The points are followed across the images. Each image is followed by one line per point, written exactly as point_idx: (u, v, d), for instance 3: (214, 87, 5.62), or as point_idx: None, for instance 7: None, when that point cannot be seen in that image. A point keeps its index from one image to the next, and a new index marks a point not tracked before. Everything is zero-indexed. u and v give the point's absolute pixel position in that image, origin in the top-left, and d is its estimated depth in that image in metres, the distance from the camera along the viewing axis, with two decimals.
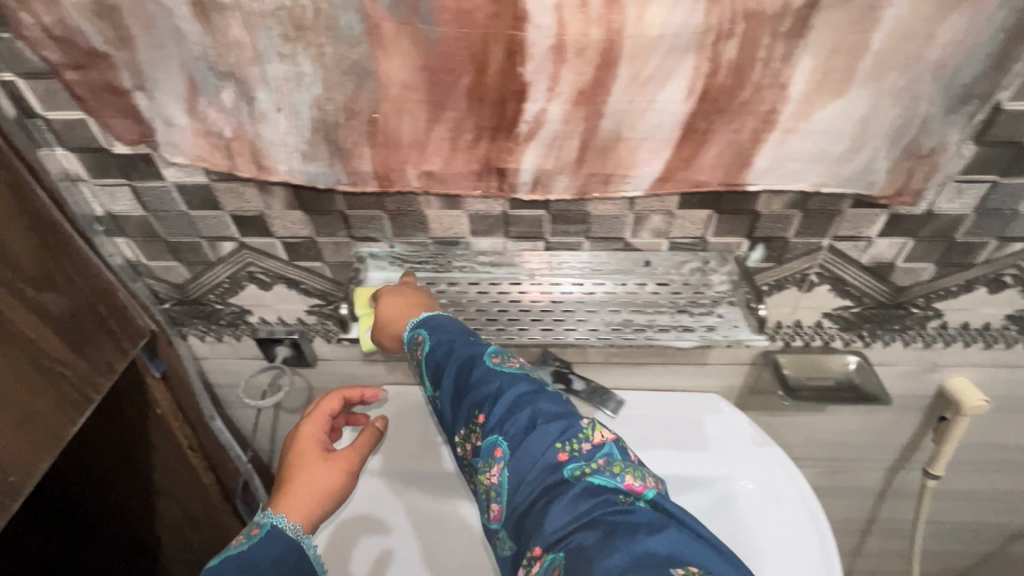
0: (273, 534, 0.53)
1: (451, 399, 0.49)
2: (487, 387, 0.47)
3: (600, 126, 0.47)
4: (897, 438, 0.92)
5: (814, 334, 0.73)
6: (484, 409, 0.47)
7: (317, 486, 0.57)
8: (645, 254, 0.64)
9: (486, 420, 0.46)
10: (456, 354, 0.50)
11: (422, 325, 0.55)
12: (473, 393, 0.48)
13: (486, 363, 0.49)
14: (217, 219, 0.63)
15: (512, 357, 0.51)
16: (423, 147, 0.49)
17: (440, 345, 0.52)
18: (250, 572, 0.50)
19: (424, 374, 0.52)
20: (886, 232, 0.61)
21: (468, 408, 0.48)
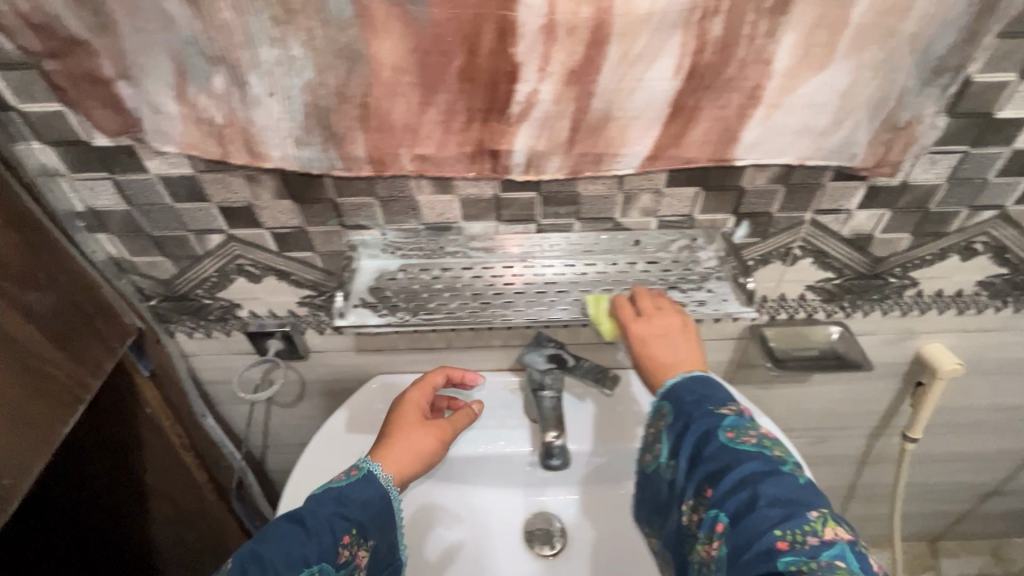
0: (369, 477, 0.58)
1: (682, 473, 0.50)
2: (715, 462, 0.48)
3: (591, 106, 0.48)
4: (877, 405, 0.96)
5: (798, 307, 0.76)
6: (711, 483, 0.48)
7: (413, 449, 0.63)
8: (635, 233, 0.65)
9: (715, 495, 0.47)
10: (695, 424, 0.51)
11: (664, 395, 0.54)
12: (703, 468, 0.49)
13: (720, 439, 0.49)
14: (204, 210, 0.62)
15: (748, 430, 0.50)
16: (416, 131, 0.49)
17: (685, 415, 0.52)
18: (341, 508, 0.55)
19: (660, 442, 0.53)
20: (864, 204, 0.63)
21: (694, 480, 0.49)
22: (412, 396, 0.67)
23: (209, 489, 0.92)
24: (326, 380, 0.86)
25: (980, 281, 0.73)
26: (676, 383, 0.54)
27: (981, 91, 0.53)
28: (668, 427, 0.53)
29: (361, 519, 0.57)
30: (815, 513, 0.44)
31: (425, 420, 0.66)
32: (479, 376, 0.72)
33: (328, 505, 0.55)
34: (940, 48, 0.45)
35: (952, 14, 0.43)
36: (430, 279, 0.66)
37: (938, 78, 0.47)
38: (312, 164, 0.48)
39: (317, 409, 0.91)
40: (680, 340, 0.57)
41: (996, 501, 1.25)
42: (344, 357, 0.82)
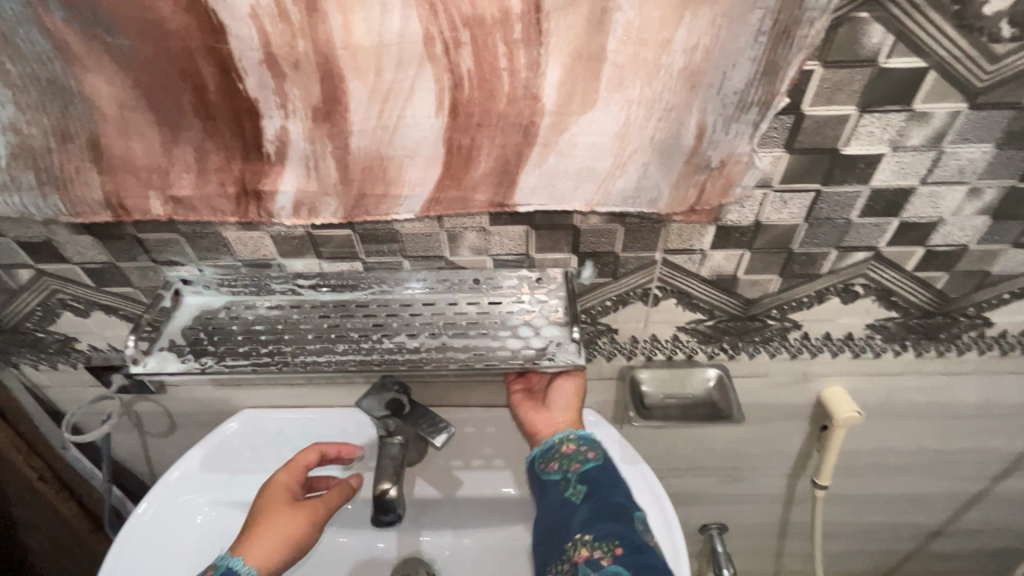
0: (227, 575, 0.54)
1: (586, 513, 0.53)
2: (609, 525, 0.52)
3: (353, 145, 0.43)
4: (789, 445, 0.89)
5: (673, 348, 0.70)
6: (621, 542, 0.50)
7: (274, 535, 0.57)
8: (471, 272, 0.60)
9: (623, 553, 0.49)
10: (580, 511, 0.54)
11: (563, 444, 0.60)
12: (603, 526, 0.52)
13: (586, 454, 0.59)
14: (3, 245, 0.58)
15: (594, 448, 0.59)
16: (165, 172, 0.44)
17: (586, 460, 0.58)
18: None
19: (554, 467, 0.59)
20: (719, 244, 0.57)
21: (602, 530, 0.52)
22: (280, 480, 0.62)
23: (81, 521, 0.88)
24: (192, 414, 0.82)
25: (871, 323, 0.67)
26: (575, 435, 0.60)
27: (818, 126, 0.47)
28: (585, 470, 0.57)
29: None
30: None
31: (294, 502, 0.61)
32: (355, 448, 0.70)
33: None
34: (734, 83, 0.39)
35: (735, 45, 0.37)
36: (252, 317, 0.62)
37: (744, 115, 0.41)
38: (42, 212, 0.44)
39: (190, 441, 0.87)
40: (563, 397, 0.65)
41: (944, 543, 1.17)
42: (204, 390, 0.78)
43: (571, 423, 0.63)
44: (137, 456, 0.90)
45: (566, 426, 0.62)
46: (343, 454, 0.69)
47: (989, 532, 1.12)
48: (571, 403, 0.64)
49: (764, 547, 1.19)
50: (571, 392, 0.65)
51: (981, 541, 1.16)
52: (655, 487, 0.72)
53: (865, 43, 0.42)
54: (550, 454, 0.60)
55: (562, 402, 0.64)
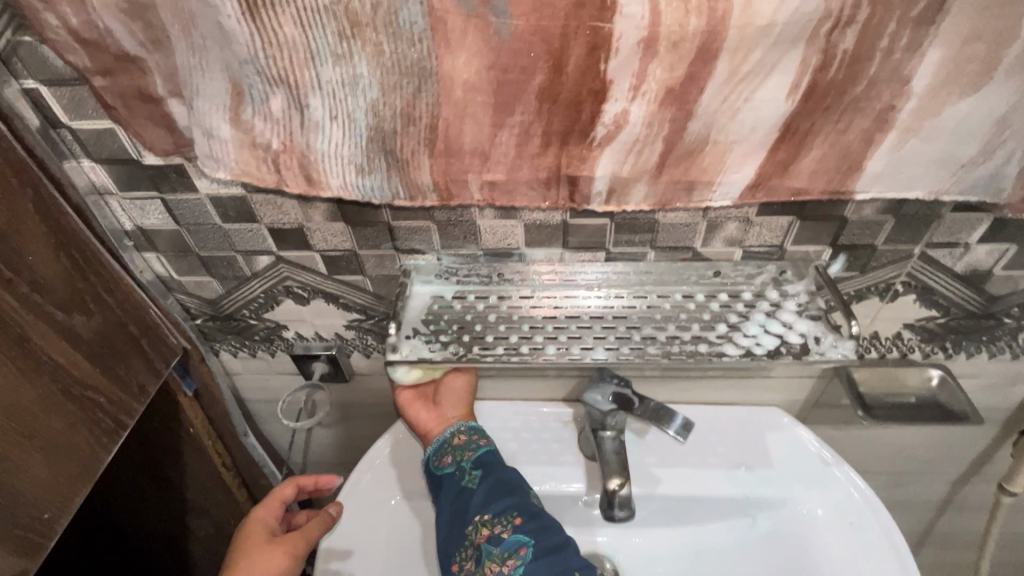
0: None
1: (484, 496, 0.59)
2: (527, 504, 0.59)
3: (687, 129, 0.42)
4: (968, 451, 0.86)
5: (890, 346, 0.68)
6: (520, 514, 0.57)
7: (264, 569, 0.58)
8: (716, 263, 0.59)
9: (521, 522, 0.57)
10: (486, 487, 0.60)
11: (448, 441, 0.65)
12: (498, 504, 0.59)
13: (479, 447, 0.64)
14: (253, 231, 0.58)
15: (479, 437, 0.65)
16: (487, 155, 0.44)
17: (491, 465, 0.62)
18: None
19: (449, 459, 0.63)
20: (987, 238, 0.55)
21: (495, 509, 0.58)
22: (258, 521, 0.63)
23: (249, 509, 0.89)
24: (369, 405, 0.82)
25: None
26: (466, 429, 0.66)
27: None
28: (481, 458, 0.63)
29: None
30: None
31: (271, 538, 0.62)
32: (333, 479, 0.69)
33: None
34: None
35: None
36: (486, 307, 0.61)
37: None
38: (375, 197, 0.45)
39: (358, 432, 0.87)
40: (453, 396, 0.69)
41: None
42: (389, 381, 0.78)
43: (460, 416, 0.68)
44: (302, 445, 0.90)
45: (456, 420, 0.67)
46: (321, 485, 0.69)
47: None
48: (460, 399, 0.69)
49: None
50: (464, 388, 0.69)
51: None
52: (865, 493, 0.71)
53: None
54: (446, 449, 0.64)
55: (450, 398, 0.69)
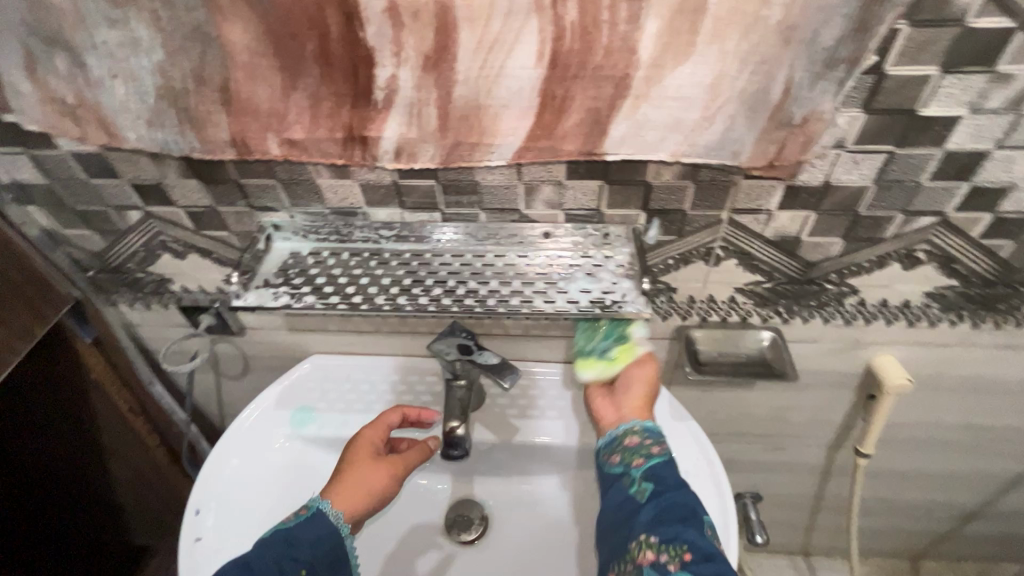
0: (318, 516, 0.58)
1: (652, 516, 0.52)
2: (705, 539, 0.49)
3: (455, 94, 0.46)
4: (833, 416, 0.91)
5: (729, 310, 0.72)
6: (691, 550, 0.48)
7: (365, 482, 0.63)
8: (543, 225, 0.63)
9: (692, 560, 0.47)
10: (666, 495, 0.53)
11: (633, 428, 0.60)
12: (669, 528, 0.50)
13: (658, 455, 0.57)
14: (118, 187, 0.63)
15: (654, 443, 0.59)
16: (282, 116, 0.48)
17: (668, 482, 0.54)
18: (291, 546, 0.56)
19: (619, 458, 0.58)
20: (786, 205, 0.59)
21: (672, 532, 0.50)
22: (365, 440, 0.66)
23: (161, 451, 0.98)
24: (265, 357, 0.88)
25: (928, 291, 0.68)
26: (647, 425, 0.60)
27: (898, 86, 0.48)
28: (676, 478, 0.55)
29: (310, 561, 0.56)
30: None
31: (379, 457, 0.66)
32: (434, 412, 0.74)
33: (276, 545, 0.55)
34: (826, 38, 0.41)
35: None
36: (335, 262, 0.66)
37: (830, 72, 0.43)
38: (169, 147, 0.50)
39: (260, 384, 0.93)
40: (635, 384, 0.66)
41: (976, 524, 1.18)
42: (278, 335, 0.84)
43: (636, 411, 0.63)
44: (212, 397, 0.96)
45: (632, 417, 0.62)
46: (423, 419, 0.73)
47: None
48: (642, 388, 0.65)
49: (795, 519, 1.22)
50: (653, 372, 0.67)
51: (1013, 524, 1.17)
52: (706, 447, 0.76)
53: (954, 2, 0.44)
54: (646, 445, 0.58)
55: (634, 381, 0.66)
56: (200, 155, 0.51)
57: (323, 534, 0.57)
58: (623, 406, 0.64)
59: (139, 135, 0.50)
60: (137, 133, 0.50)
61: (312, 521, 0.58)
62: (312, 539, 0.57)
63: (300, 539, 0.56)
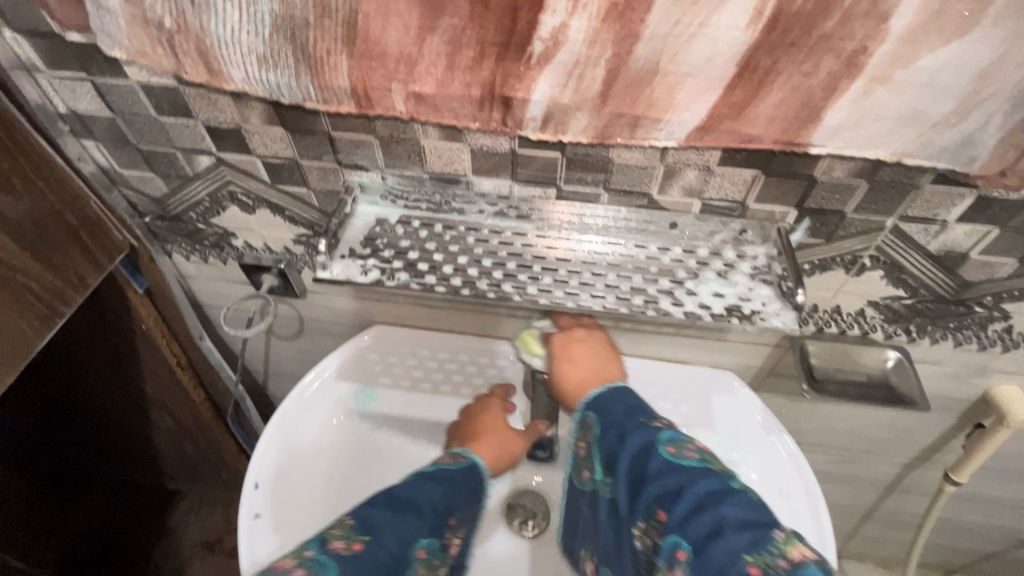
0: (476, 465, 0.56)
1: (627, 493, 0.45)
2: (667, 481, 0.42)
3: (633, 54, 0.37)
4: (922, 437, 0.84)
5: (851, 322, 0.64)
6: (664, 505, 0.41)
7: (495, 449, 0.62)
8: (673, 215, 0.55)
9: (680, 536, 0.39)
10: (626, 445, 0.46)
11: (591, 407, 0.53)
12: (642, 491, 0.43)
13: (662, 452, 0.44)
14: (190, 128, 0.55)
15: (689, 443, 0.45)
16: (413, 64, 0.40)
17: (617, 426, 0.49)
18: (452, 492, 0.51)
19: (595, 458, 0.51)
20: (967, 218, 0.50)
21: (644, 502, 0.43)
22: (497, 417, 0.67)
23: (206, 410, 0.92)
24: (324, 322, 0.82)
25: None
26: (596, 395, 0.54)
27: None
28: (598, 440, 0.50)
29: (461, 511, 0.52)
30: (779, 536, 0.37)
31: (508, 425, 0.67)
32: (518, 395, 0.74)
33: (437, 483, 0.51)
34: None
35: None
36: (428, 234, 0.58)
37: None
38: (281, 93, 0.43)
39: (313, 349, 0.88)
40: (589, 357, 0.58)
41: None
42: (343, 301, 0.78)
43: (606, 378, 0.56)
44: (261, 355, 0.91)
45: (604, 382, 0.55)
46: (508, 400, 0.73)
47: None
48: (590, 356, 0.58)
49: (840, 527, 1.18)
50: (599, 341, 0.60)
51: None
52: (802, 466, 0.69)
53: None
54: (582, 429, 0.54)
55: (589, 359, 0.58)
56: (317, 105, 0.44)
57: (473, 488, 0.54)
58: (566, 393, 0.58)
59: (247, 76, 0.43)
60: (244, 72, 0.42)
61: (465, 471, 0.55)
62: (466, 488, 0.53)
63: (458, 486, 0.53)
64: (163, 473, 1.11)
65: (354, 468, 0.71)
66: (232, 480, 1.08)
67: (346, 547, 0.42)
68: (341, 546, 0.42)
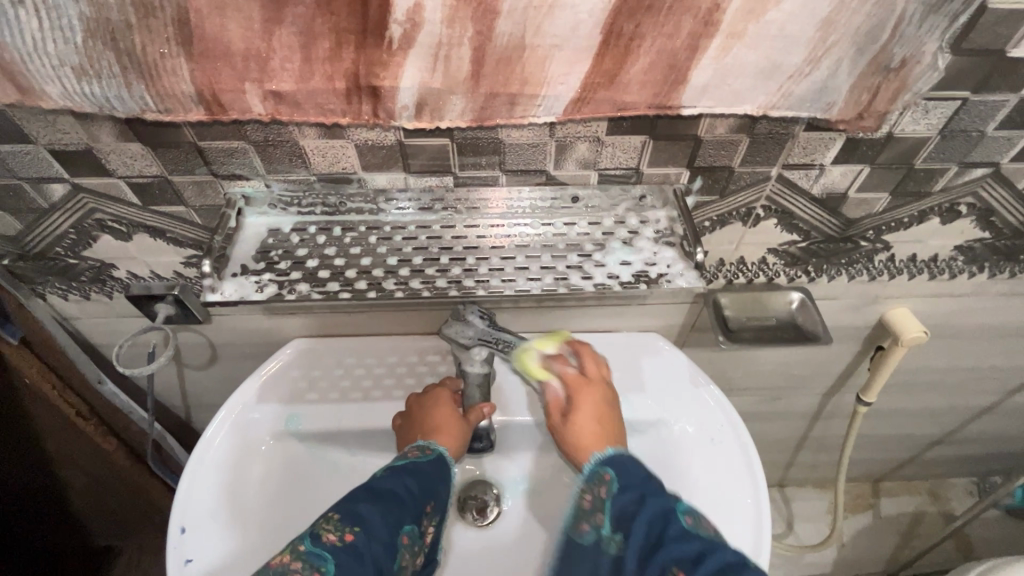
0: (441, 458, 0.56)
1: (631, 550, 0.47)
2: (685, 545, 0.46)
3: (497, 31, 0.36)
4: (835, 366, 0.91)
5: (757, 271, 0.67)
6: (682, 566, 0.45)
7: (456, 432, 0.60)
8: (573, 188, 0.55)
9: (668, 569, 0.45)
10: (649, 505, 0.49)
11: (606, 463, 0.54)
12: (649, 553, 0.46)
13: (679, 520, 0.48)
14: (31, 154, 0.49)
15: (703, 518, 0.50)
16: (264, 60, 0.37)
17: (634, 489, 0.51)
18: (428, 484, 0.53)
19: (606, 514, 0.51)
20: (840, 159, 0.53)
21: (656, 563, 0.46)
22: (446, 394, 0.62)
23: (121, 457, 0.85)
24: (237, 344, 0.77)
25: (959, 245, 0.66)
26: (606, 456, 0.54)
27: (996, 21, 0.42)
28: (612, 497, 0.51)
29: (438, 497, 0.54)
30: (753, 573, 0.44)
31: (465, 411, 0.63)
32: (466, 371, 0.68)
33: (414, 475, 0.52)
34: None
35: None
36: (327, 239, 0.55)
37: (947, 4, 0.37)
38: (112, 104, 0.39)
39: (230, 374, 0.82)
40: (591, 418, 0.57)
41: (938, 449, 1.26)
42: (253, 319, 0.73)
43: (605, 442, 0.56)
44: (175, 390, 0.84)
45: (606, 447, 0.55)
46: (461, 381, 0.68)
47: (983, 438, 1.22)
48: (597, 420, 0.57)
49: (779, 459, 1.27)
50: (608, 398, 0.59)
51: (971, 447, 1.26)
52: (730, 411, 0.72)
53: None
54: (591, 483, 0.54)
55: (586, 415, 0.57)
56: (160, 116, 0.40)
57: (446, 474, 0.56)
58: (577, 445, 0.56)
59: (67, 89, 0.38)
60: (60, 86, 0.38)
61: (435, 462, 0.56)
62: (441, 475, 0.55)
63: (432, 476, 0.54)
64: (89, 532, 1.02)
65: (286, 490, 0.68)
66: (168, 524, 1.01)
67: (338, 539, 0.45)
68: (333, 538, 0.45)
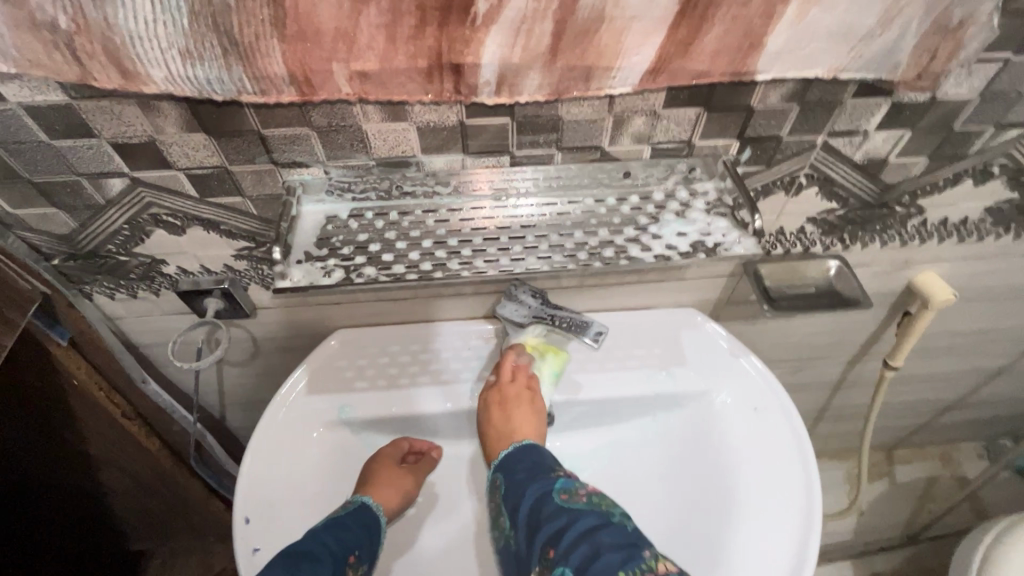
0: (363, 507, 0.64)
1: (524, 537, 0.52)
2: (556, 522, 0.51)
3: (579, 3, 0.37)
4: (861, 334, 0.93)
5: (795, 241, 0.69)
6: (553, 543, 0.49)
7: (396, 484, 0.68)
8: (625, 163, 0.56)
9: (555, 554, 0.49)
10: (527, 494, 0.55)
11: (502, 465, 0.60)
12: (537, 536, 0.51)
13: (556, 500, 0.53)
14: (93, 148, 0.49)
15: (580, 488, 0.53)
16: (352, 39, 0.37)
17: (519, 481, 0.57)
18: (337, 530, 0.60)
19: (504, 514, 0.57)
20: (884, 124, 0.55)
21: (537, 544, 0.50)
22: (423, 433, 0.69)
23: (164, 457, 0.85)
24: (281, 337, 0.77)
25: (989, 207, 0.68)
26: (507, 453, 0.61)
27: None
28: (503, 493, 0.57)
29: (359, 545, 0.60)
30: (646, 554, 0.47)
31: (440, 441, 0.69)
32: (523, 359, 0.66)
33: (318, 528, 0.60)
34: None
35: None
36: (385, 224, 0.56)
37: None
38: (214, 88, 0.40)
39: (271, 369, 0.82)
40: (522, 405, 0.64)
41: (952, 414, 1.30)
42: (298, 312, 0.73)
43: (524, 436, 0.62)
44: (215, 387, 0.84)
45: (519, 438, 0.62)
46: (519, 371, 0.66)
47: (996, 401, 1.25)
48: (530, 412, 0.63)
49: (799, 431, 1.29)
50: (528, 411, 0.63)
51: (983, 410, 1.30)
52: (769, 378, 0.74)
53: None
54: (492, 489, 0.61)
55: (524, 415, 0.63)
56: (256, 99, 0.41)
57: (368, 524, 0.63)
58: (489, 433, 0.64)
59: (170, 72, 0.40)
60: (166, 70, 0.39)
61: (354, 514, 0.63)
62: (358, 526, 0.61)
63: (346, 527, 0.61)
64: (128, 535, 1.02)
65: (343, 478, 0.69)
66: (206, 525, 1.01)
67: None
68: None
